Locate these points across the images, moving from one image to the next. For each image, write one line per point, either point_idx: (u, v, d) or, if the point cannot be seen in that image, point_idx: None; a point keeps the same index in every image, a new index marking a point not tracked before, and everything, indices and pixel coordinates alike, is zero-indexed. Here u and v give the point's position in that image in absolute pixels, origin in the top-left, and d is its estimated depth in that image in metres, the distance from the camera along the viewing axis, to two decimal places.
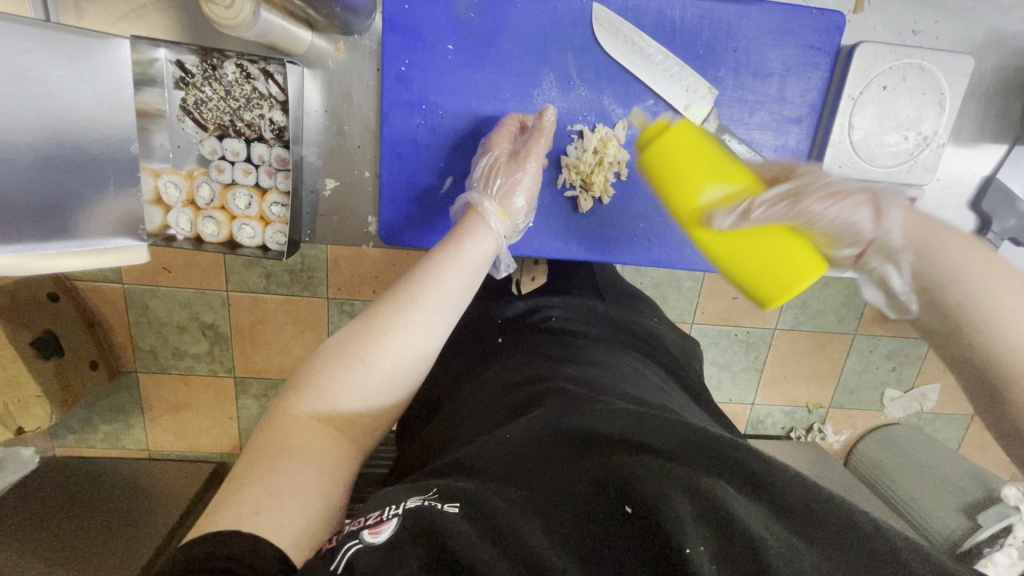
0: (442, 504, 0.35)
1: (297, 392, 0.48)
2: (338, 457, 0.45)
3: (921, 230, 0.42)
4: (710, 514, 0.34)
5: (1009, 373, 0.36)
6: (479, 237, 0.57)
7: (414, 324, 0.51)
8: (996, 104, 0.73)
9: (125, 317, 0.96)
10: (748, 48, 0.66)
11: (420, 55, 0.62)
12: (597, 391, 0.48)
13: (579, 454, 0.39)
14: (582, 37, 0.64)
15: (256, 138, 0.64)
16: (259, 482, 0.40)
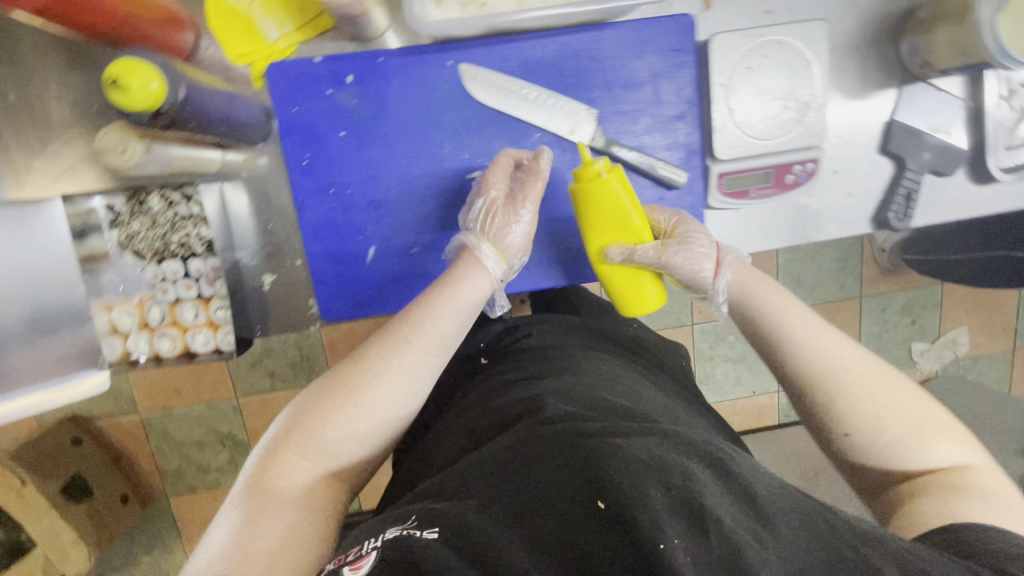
0: (421, 532, 0.41)
1: (276, 451, 0.53)
2: (320, 495, 0.52)
3: (792, 304, 0.60)
4: (686, 509, 0.39)
5: (830, 386, 0.55)
6: (476, 279, 0.62)
7: (408, 359, 0.57)
8: (870, 55, 0.76)
9: (145, 445, 1.19)
10: (613, 66, 0.70)
11: (317, 147, 0.68)
12: (576, 403, 0.52)
13: (562, 468, 0.43)
14: (459, 95, 0.69)
15: (189, 255, 0.70)
16: (241, 532, 0.47)
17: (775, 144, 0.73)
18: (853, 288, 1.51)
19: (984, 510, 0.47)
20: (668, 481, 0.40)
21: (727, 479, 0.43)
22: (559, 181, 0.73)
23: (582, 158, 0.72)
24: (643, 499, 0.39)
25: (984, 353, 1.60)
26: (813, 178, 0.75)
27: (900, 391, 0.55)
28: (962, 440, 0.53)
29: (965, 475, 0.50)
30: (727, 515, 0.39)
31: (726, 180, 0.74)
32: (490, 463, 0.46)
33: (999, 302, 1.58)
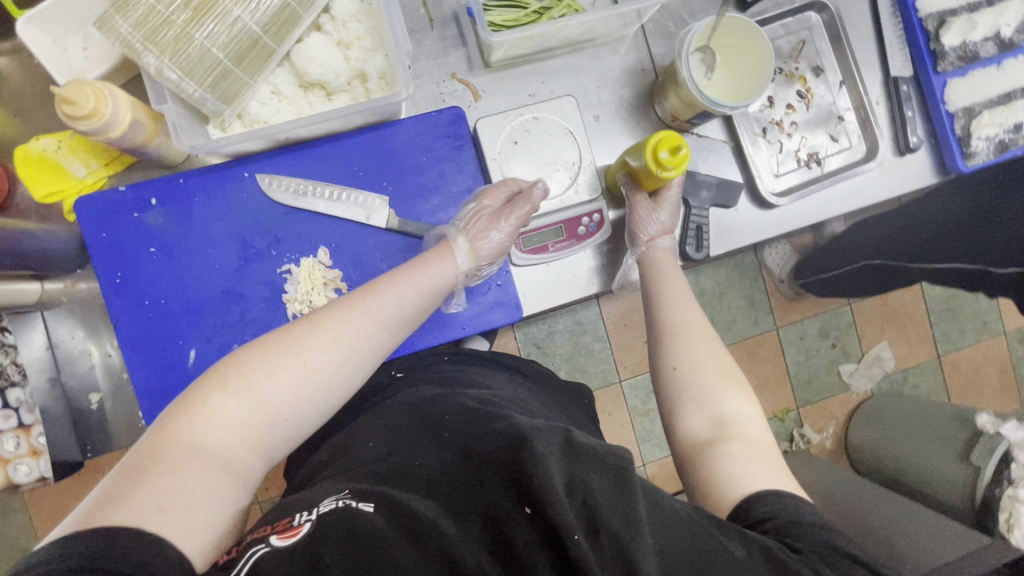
0: (359, 504, 0.47)
1: (222, 385, 0.53)
2: (240, 461, 0.52)
3: (676, 279, 0.77)
4: (592, 520, 0.44)
5: (672, 330, 0.71)
6: (443, 266, 0.70)
7: (337, 333, 0.59)
8: (634, 116, 0.88)
9: None
10: (399, 157, 0.80)
11: (129, 265, 0.74)
12: (499, 409, 0.59)
13: (491, 466, 0.49)
14: (260, 200, 0.77)
15: (7, 386, 0.73)
16: (134, 487, 0.46)
17: (556, 202, 0.82)
18: (766, 321, 1.51)
19: (753, 472, 0.56)
20: (586, 494, 0.45)
21: (643, 497, 0.47)
22: (367, 262, 0.79)
23: (384, 239, 0.79)
24: (563, 492, 0.45)
25: (912, 365, 1.58)
26: (602, 227, 0.83)
27: (702, 348, 0.69)
28: (759, 420, 0.63)
29: (733, 424, 0.61)
30: (640, 519, 0.45)
31: (523, 240, 0.81)
32: (429, 462, 0.52)
33: (910, 312, 1.59)
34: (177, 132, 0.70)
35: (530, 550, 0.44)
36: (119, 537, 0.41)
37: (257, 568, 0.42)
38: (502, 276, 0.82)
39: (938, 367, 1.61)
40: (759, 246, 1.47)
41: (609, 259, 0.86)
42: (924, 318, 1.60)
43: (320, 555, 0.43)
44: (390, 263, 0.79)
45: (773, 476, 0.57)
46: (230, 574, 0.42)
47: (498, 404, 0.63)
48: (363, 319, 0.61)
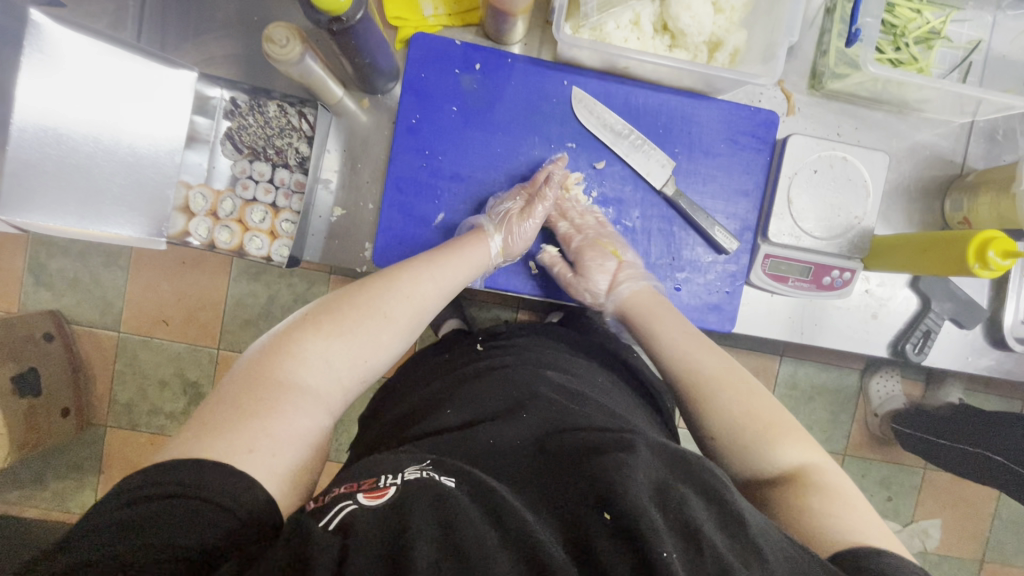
0: (440, 477, 0.47)
1: (313, 329, 0.59)
2: (331, 399, 0.58)
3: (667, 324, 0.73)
4: (677, 525, 0.44)
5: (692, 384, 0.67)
6: (471, 252, 0.72)
7: (421, 283, 0.67)
8: (919, 199, 0.85)
9: (110, 367, 1.40)
10: (701, 133, 0.79)
11: (428, 113, 0.76)
12: (564, 403, 0.59)
13: (567, 467, 0.50)
14: (564, 111, 0.77)
15: (280, 165, 0.77)
16: (239, 426, 0.50)
17: (826, 244, 0.78)
18: (837, 444, 1.45)
19: (829, 501, 0.55)
20: (667, 502, 0.46)
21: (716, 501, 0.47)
22: (624, 214, 0.80)
23: (650, 199, 0.80)
24: (637, 493, 0.45)
25: (955, 558, 1.49)
26: (848, 287, 0.80)
27: (726, 400, 0.64)
28: (803, 446, 0.60)
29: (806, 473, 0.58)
30: (710, 528, 0.45)
31: (771, 262, 0.80)
32: (511, 451, 0.53)
33: (977, 504, 1.50)
34: (557, 18, 0.70)
35: (608, 555, 0.43)
36: (188, 469, 0.45)
37: (349, 523, 0.43)
38: (734, 285, 0.81)
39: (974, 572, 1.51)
40: (871, 370, 1.39)
41: (826, 314, 0.86)
42: (988, 519, 1.50)
43: (410, 521, 0.41)
44: (644, 223, 0.81)
45: (850, 519, 0.53)
46: (318, 525, 0.43)
47: (574, 395, 0.63)
48: (429, 286, 0.68)
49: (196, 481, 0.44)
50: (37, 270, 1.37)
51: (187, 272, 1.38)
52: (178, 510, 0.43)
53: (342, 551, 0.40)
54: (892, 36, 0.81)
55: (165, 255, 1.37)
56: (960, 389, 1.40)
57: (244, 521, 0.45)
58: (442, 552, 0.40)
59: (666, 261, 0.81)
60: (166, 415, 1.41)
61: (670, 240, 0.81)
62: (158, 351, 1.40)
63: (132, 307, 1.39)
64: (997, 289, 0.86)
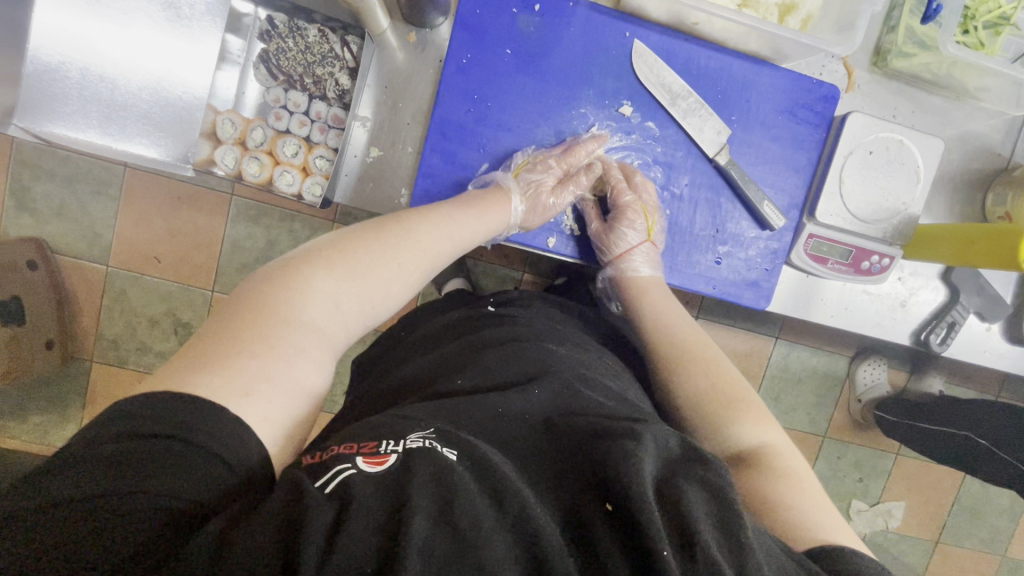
0: (442, 449, 0.42)
1: (324, 263, 0.54)
2: (337, 341, 0.54)
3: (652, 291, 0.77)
4: (683, 530, 0.40)
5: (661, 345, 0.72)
6: (491, 215, 0.70)
7: (430, 233, 0.63)
8: (960, 190, 0.85)
9: (98, 303, 1.34)
10: (760, 101, 0.76)
11: (481, 53, 0.71)
12: (577, 384, 0.56)
13: (574, 450, 0.47)
14: (623, 65, 0.73)
15: (318, 97, 0.72)
16: (241, 361, 0.45)
17: (870, 228, 0.77)
18: (821, 426, 1.49)
19: (787, 488, 0.54)
20: (671, 506, 0.42)
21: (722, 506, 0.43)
22: (673, 179, 0.77)
23: (700, 167, 0.77)
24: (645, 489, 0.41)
25: (914, 539, 1.56)
26: (885, 273, 0.79)
27: (694, 364, 0.69)
28: (758, 423, 0.62)
29: (761, 452, 0.59)
30: (712, 532, 0.41)
31: (813, 242, 0.78)
32: (520, 418, 0.50)
33: (941, 492, 1.56)
34: None
35: (608, 555, 0.39)
36: (180, 406, 0.40)
37: (348, 487, 0.38)
38: (773, 263, 0.80)
39: (929, 552, 1.58)
40: (861, 358, 1.42)
41: (855, 299, 0.85)
42: (948, 505, 1.57)
43: (410, 493, 0.37)
44: (691, 191, 0.78)
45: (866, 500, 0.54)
46: (313, 487, 0.38)
47: (581, 375, 0.60)
48: (444, 239, 0.65)
49: (188, 421, 0.40)
50: (20, 194, 1.28)
51: (185, 209, 1.31)
52: (162, 460, 0.38)
53: (336, 515, 0.36)
54: (962, 18, 0.79)
55: (162, 188, 1.29)
56: (941, 381, 1.44)
57: (240, 477, 0.40)
58: (439, 530, 0.36)
59: (709, 233, 0.79)
60: (155, 354, 1.37)
61: (716, 212, 0.79)
62: (150, 289, 1.34)
63: (122, 241, 1.32)
64: (1021, 286, 0.87)
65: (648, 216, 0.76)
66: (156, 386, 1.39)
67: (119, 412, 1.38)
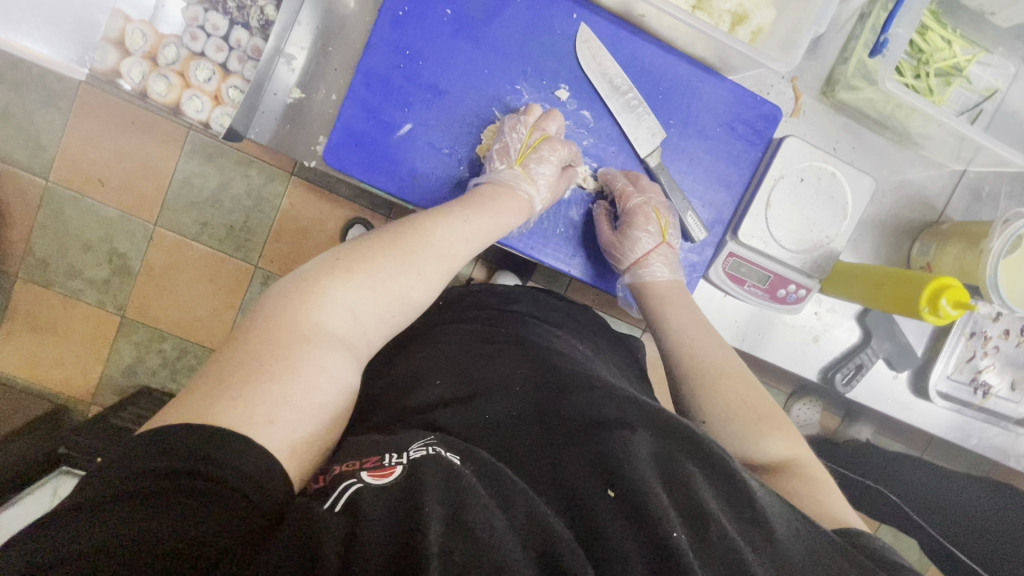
0: (446, 454, 0.41)
1: (338, 274, 0.53)
2: (355, 344, 0.52)
3: (683, 309, 0.72)
4: (690, 509, 0.42)
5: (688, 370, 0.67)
6: (507, 207, 0.67)
7: (446, 237, 0.61)
8: (893, 237, 0.84)
9: (32, 218, 1.28)
10: (701, 109, 0.74)
11: (419, 8, 0.68)
12: (571, 365, 0.55)
13: (576, 435, 0.46)
14: (565, 47, 0.71)
15: (239, 24, 0.69)
16: (246, 382, 0.42)
17: (791, 257, 0.76)
18: None
19: (818, 497, 0.55)
20: (674, 481, 0.43)
21: (716, 472, 0.45)
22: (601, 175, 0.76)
23: (631, 166, 0.75)
24: (644, 474, 0.42)
25: None
26: (799, 304, 0.78)
27: (727, 386, 0.64)
28: (792, 439, 0.61)
29: (798, 465, 0.58)
30: (716, 507, 0.43)
31: (732, 261, 0.77)
32: (514, 418, 0.49)
33: None
34: None
35: (622, 544, 0.39)
36: (189, 432, 0.37)
37: (357, 500, 0.37)
38: (690, 276, 0.80)
39: None
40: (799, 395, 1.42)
41: (770, 326, 0.84)
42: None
43: (420, 498, 0.36)
44: None
45: None
46: (323, 507, 0.36)
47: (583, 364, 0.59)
48: (461, 238, 0.62)
49: (203, 451, 0.36)
50: None
51: (135, 134, 1.26)
52: (168, 504, 0.34)
53: (350, 525, 0.35)
54: (917, 62, 0.77)
55: (114, 109, 1.24)
56: (870, 430, 1.46)
57: (266, 509, 0.36)
58: (453, 538, 0.35)
59: None
60: (84, 280, 1.31)
61: None
62: (88, 212, 1.28)
63: (65, 158, 1.26)
64: (935, 339, 0.87)
65: (660, 215, 0.74)
66: (81, 314, 1.33)
67: (40, 335, 1.33)
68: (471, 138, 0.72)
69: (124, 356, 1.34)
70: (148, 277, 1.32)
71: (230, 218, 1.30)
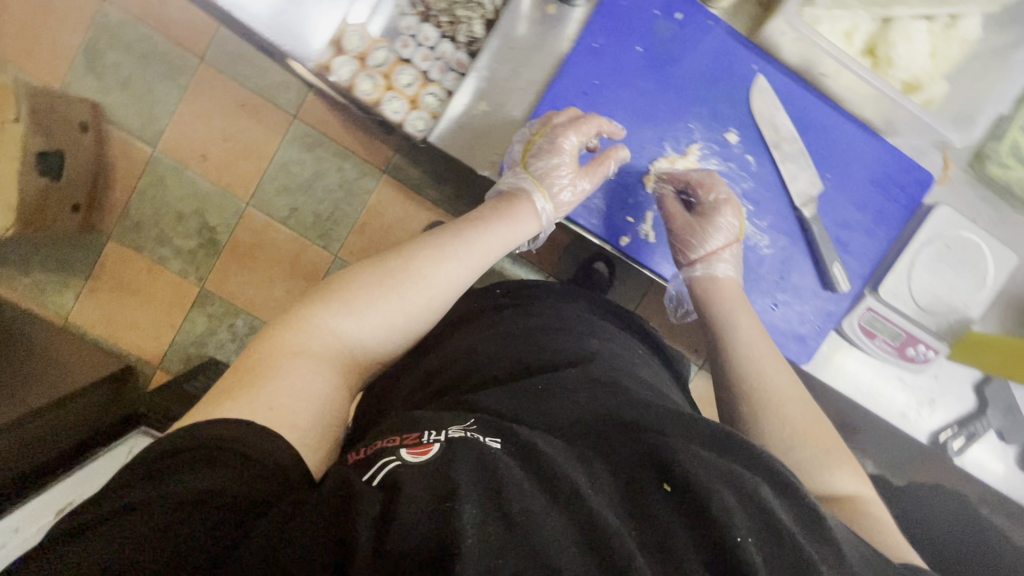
0: (484, 438, 0.42)
1: (325, 300, 0.58)
2: (350, 364, 0.57)
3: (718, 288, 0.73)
4: (764, 512, 0.39)
5: (753, 377, 0.67)
6: (521, 223, 0.71)
7: (446, 265, 0.64)
8: (1014, 310, 0.85)
9: (133, 182, 1.33)
10: (856, 168, 0.77)
11: (614, 42, 0.72)
12: (617, 376, 0.55)
13: (621, 429, 0.45)
14: (740, 94, 0.74)
15: (448, 37, 0.75)
16: (252, 386, 0.49)
17: (925, 317, 0.79)
18: None
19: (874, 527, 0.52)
20: (749, 484, 0.40)
21: (787, 496, 0.42)
22: (755, 217, 0.78)
23: (785, 213, 0.77)
24: (707, 476, 0.40)
25: None
26: (926, 365, 0.80)
27: (796, 406, 0.63)
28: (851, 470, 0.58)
29: (854, 500, 0.56)
30: (799, 523, 0.40)
31: (868, 315, 0.80)
32: (561, 403, 0.48)
33: None
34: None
35: (677, 539, 0.37)
36: (227, 426, 0.44)
37: (397, 478, 0.38)
38: (825, 326, 0.80)
39: None
40: None
41: (887, 384, 0.85)
42: None
43: (455, 477, 0.37)
44: (770, 234, 0.78)
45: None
46: (362, 482, 0.39)
47: (628, 369, 0.58)
48: (457, 266, 0.65)
49: (231, 436, 0.43)
50: (92, 57, 1.27)
51: (245, 117, 1.31)
52: (215, 461, 0.42)
53: (384, 502, 0.37)
54: None
55: (229, 92, 1.30)
56: None
57: (274, 475, 0.43)
58: (491, 519, 0.35)
59: (774, 278, 0.79)
60: (172, 248, 1.35)
61: (786, 261, 0.79)
62: (188, 184, 1.33)
63: (176, 132, 1.31)
64: None
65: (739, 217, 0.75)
66: (162, 280, 1.36)
67: (121, 294, 1.35)
68: (637, 167, 0.76)
69: (196, 325, 1.36)
70: (233, 253, 1.36)
71: (319, 207, 1.34)
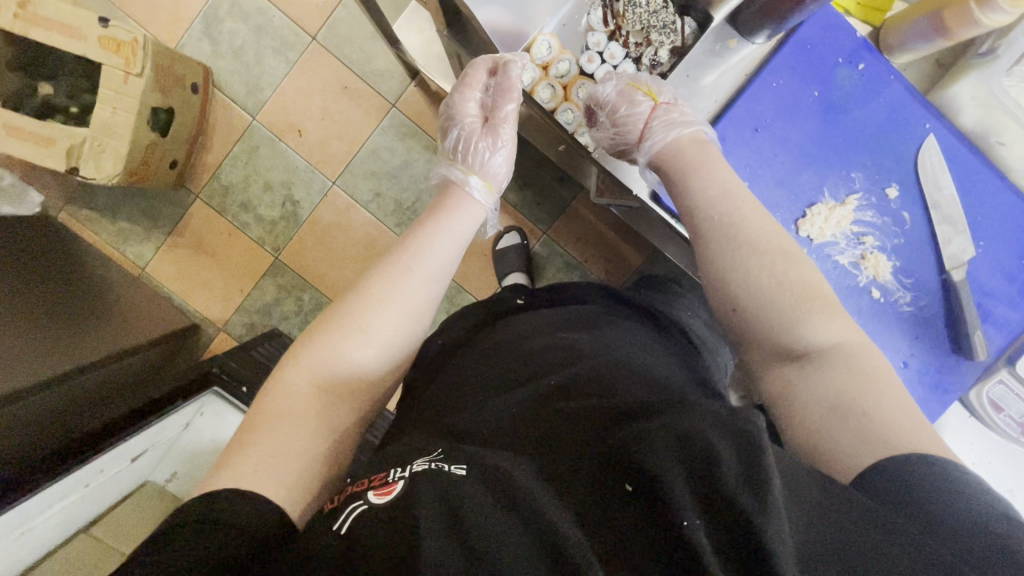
0: (450, 467, 0.38)
1: (301, 340, 0.53)
2: (347, 392, 0.51)
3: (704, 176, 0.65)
4: (700, 483, 0.32)
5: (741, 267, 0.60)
6: (470, 211, 0.66)
7: (409, 282, 0.56)
8: None
9: (229, 146, 1.29)
10: (1010, 239, 0.77)
11: (792, 85, 0.74)
12: (611, 376, 0.48)
13: (595, 434, 0.39)
14: (909, 150, 0.75)
15: (631, 58, 0.77)
16: (238, 454, 0.45)
17: None
18: None
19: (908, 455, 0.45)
20: (691, 451, 0.33)
21: (747, 454, 0.33)
22: (899, 274, 0.77)
23: (931, 274, 0.77)
24: (663, 461, 0.33)
25: None
26: None
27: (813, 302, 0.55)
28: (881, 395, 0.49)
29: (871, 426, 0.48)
30: (728, 470, 0.32)
31: (998, 387, 0.77)
32: (544, 418, 0.43)
33: None
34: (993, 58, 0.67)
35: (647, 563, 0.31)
36: (200, 502, 0.41)
37: (356, 529, 0.35)
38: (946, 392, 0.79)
39: None
40: None
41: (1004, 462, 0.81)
42: None
43: (417, 520, 0.33)
44: (912, 292, 0.77)
45: None
46: (329, 531, 0.36)
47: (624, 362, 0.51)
48: (412, 277, 0.57)
49: (194, 514, 0.40)
50: (210, 20, 1.26)
51: (348, 99, 1.29)
52: (193, 533, 0.39)
53: (347, 555, 0.34)
54: None
55: (338, 73, 1.28)
56: None
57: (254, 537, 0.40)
58: (450, 551, 0.32)
59: (907, 337, 0.78)
60: (255, 216, 1.31)
61: (920, 322, 0.78)
62: (281, 156, 1.30)
63: (279, 104, 1.29)
64: None
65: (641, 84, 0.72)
66: (239, 246, 1.32)
67: (198, 254, 1.31)
68: (795, 209, 0.75)
69: (265, 295, 1.32)
70: (311, 229, 1.31)
71: (404, 196, 1.31)
